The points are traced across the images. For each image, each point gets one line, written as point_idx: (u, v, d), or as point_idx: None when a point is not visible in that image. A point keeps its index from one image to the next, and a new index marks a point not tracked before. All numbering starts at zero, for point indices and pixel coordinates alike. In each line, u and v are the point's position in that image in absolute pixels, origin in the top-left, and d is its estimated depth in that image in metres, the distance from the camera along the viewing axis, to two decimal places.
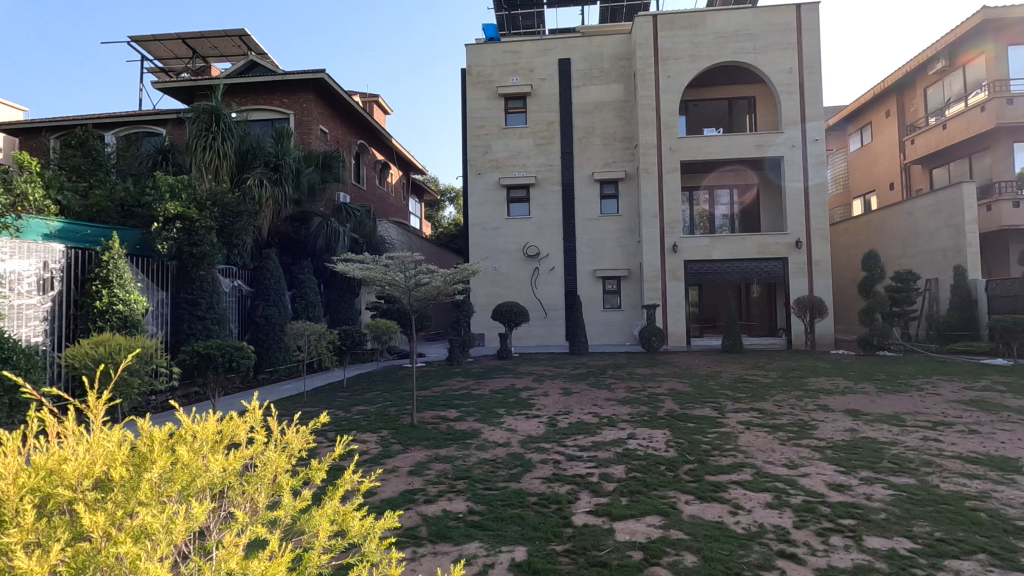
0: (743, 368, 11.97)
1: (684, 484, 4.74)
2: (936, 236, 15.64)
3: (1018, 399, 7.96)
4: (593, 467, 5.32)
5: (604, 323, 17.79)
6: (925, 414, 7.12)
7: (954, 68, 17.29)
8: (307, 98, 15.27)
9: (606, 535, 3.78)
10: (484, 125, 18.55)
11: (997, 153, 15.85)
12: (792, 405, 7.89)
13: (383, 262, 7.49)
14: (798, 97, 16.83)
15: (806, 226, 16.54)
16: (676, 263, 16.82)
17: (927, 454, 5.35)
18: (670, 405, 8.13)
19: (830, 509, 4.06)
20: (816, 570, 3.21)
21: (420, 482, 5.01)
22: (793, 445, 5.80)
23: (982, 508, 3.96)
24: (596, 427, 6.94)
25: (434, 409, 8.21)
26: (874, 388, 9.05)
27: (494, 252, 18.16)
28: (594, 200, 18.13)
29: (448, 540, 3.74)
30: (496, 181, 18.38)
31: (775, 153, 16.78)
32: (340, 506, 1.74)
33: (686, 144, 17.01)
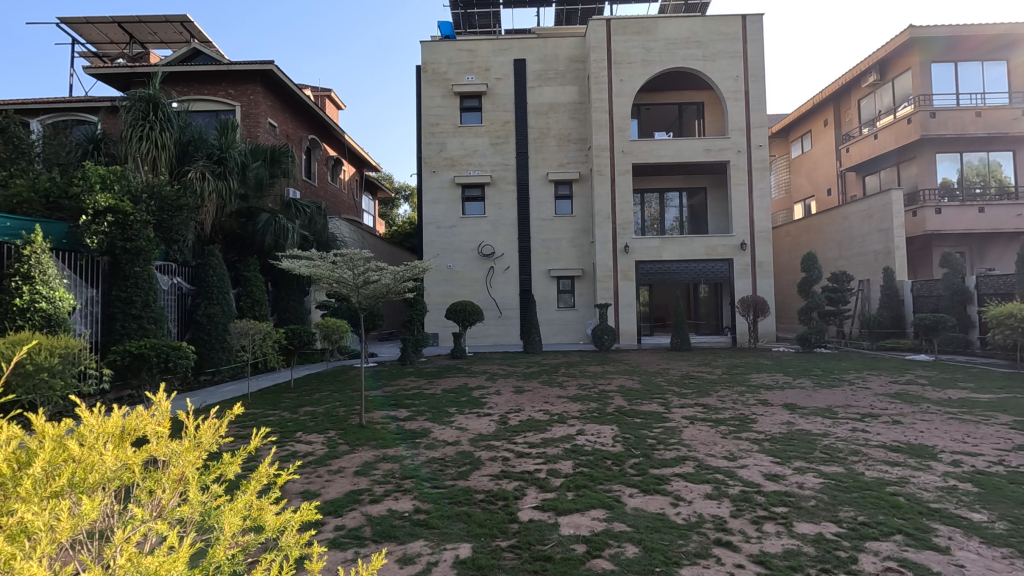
0: (690, 365, 12.36)
1: (628, 478, 4.84)
2: (868, 239, 16.56)
3: (938, 392, 8.55)
4: (541, 463, 5.36)
5: (558, 322, 17.98)
6: (855, 407, 7.54)
7: (885, 82, 18.37)
8: (254, 90, 14.75)
9: (551, 529, 3.82)
10: (439, 123, 18.40)
11: (922, 162, 16.89)
12: (734, 400, 8.20)
13: (331, 259, 7.29)
14: (743, 104, 17.48)
15: (750, 229, 17.23)
16: (627, 263, 17.20)
17: (855, 443, 5.66)
18: (619, 401, 8.31)
19: (765, 498, 4.23)
20: (748, 556, 3.34)
21: (367, 482, 4.92)
22: (733, 438, 6.02)
23: (901, 493, 4.23)
24: (546, 424, 7.01)
25: (384, 409, 8.08)
26: (811, 383, 9.53)
27: (449, 251, 18.07)
28: (549, 200, 18.29)
29: (392, 539, 3.68)
30: (451, 179, 18.27)
31: (722, 158, 17.39)
32: (256, 500, 1.68)
33: (637, 147, 17.41)
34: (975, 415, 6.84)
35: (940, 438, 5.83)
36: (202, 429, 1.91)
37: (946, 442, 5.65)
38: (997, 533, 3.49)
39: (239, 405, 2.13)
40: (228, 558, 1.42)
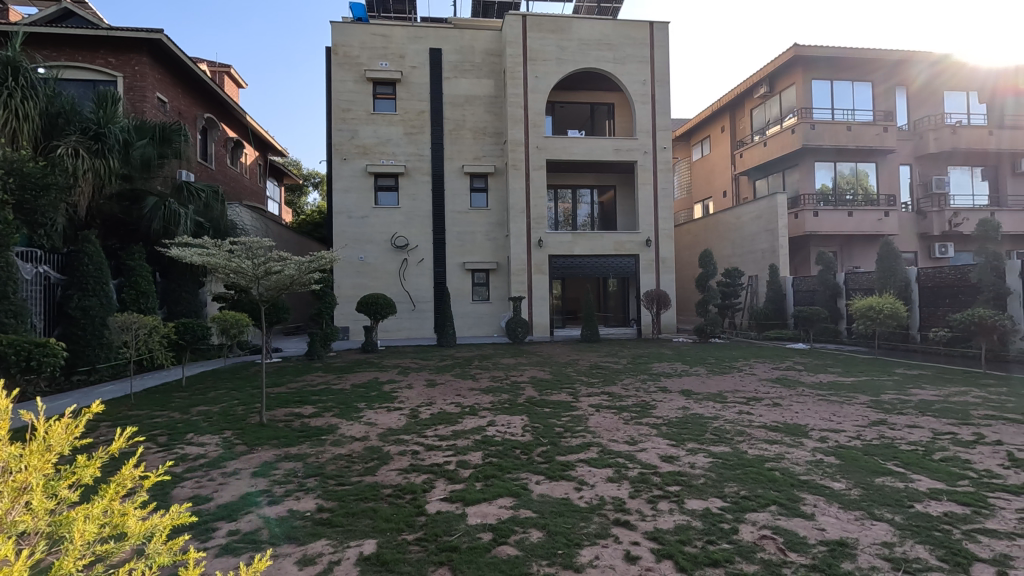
0: (598, 356, 12.89)
1: (536, 466, 4.97)
2: (757, 239, 18.06)
3: (811, 376, 9.56)
4: (451, 456, 5.36)
5: (472, 315, 18.01)
6: (742, 391, 8.24)
7: (774, 94, 20.05)
8: (139, 60, 13.39)
9: (458, 519, 3.84)
10: (351, 109, 17.69)
11: (804, 169, 18.60)
12: (637, 388, 8.67)
13: (227, 247, 6.78)
14: (650, 107, 18.37)
15: (654, 226, 18.19)
16: (541, 258, 17.57)
17: (740, 425, 6.18)
18: (530, 392, 8.51)
19: (660, 479, 4.51)
20: (643, 533, 3.55)
21: (265, 483, 4.66)
22: (635, 424, 6.36)
23: (776, 467, 4.68)
24: (458, 416, 7.02)
25: (288, 406, 7.69)
26: (705, 371, 10.28)
27: (360, 242, 17.50)
28: (464, 193, 18.22)
29: (291, 540, 3.54)
30: (363, 167, 17.66)
31: (630, 158, 18.18)
32: (117, 505, 1.54)
33: (551, 144, 17.79)
34: (839, 396, 7.73)
35: (811, 417, 6.51)
36: (51, 428, 1.69)
37: (816, 421, 6.32)
38: (852, 499, 3.96)
39: (99, 401, 1.90)
40: (81, 568, 1.30)
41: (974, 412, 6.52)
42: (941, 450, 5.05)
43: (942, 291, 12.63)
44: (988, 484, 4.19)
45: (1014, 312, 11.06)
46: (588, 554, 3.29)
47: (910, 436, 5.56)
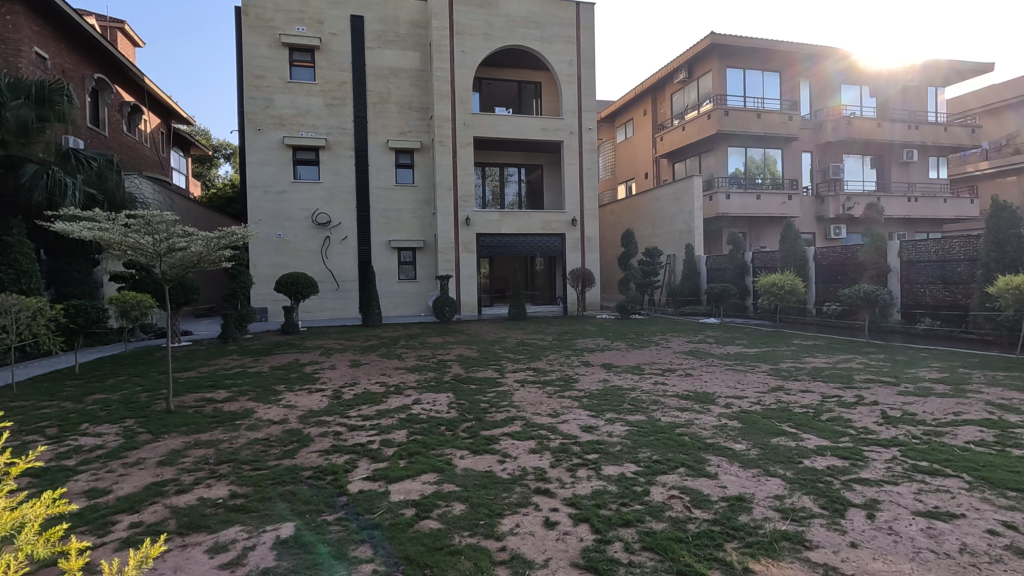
0: (525, 333, 13.15)
1: (460, 441, 5.02)
2: (675, 219, 18.92)
3: (719, 347, 10.28)
4: (374, 435, 5.29)
5: (399, 294, 17.71)
6: (657, 363, 8.72)
7: (692, 80, 20.90)
8: (12, 9, 11.76)
9: (381, 497, 3.82)
10: (265, 76, 16.56)
11: (718, 153, 19.59)
12: (561, 362, 8.95)
13: (123, 221, 6.21)
14: (576, 88, 18.58)
15: (580, 206, 18.57)
16: (469, 236, 17.49)
17: (655, 394, 6.56)
18: (456, 369, 8.57)
19: (580, 448, 4.70)
20: (563, 500, 3.70)
21: (172, 472, 4.40)
22: (558, 397, 6.57)
23: (686, 432, 5.01)
24: (383, 395, 6.94)
25: (199, 391, 7.27)
26: (626, 345, 10.76)
27: (278, 218, 16.61)
28: (389, 168, 17.69)
29: (202, 529, 3.38)
30: (279, 139, 16.68)
31: (556, 137, 18.36)
32: None
33: (478, 120, 17.62)
34: (743, 365, 8.40)
35: (719, 385, 7.01)
36: None
37: (723, 388, 6.84)
38: (751, 458, 4.31)
39: None
40: None
41: (856, 376, 7.31)
42: (827, 411, 5.62)
43: (834, 268, 13.86)
44: (865, 439, 4.71)
45: (892, 288, 12.38)
46: (509, 523, 3.38)
47: (803, 399, 6.13)
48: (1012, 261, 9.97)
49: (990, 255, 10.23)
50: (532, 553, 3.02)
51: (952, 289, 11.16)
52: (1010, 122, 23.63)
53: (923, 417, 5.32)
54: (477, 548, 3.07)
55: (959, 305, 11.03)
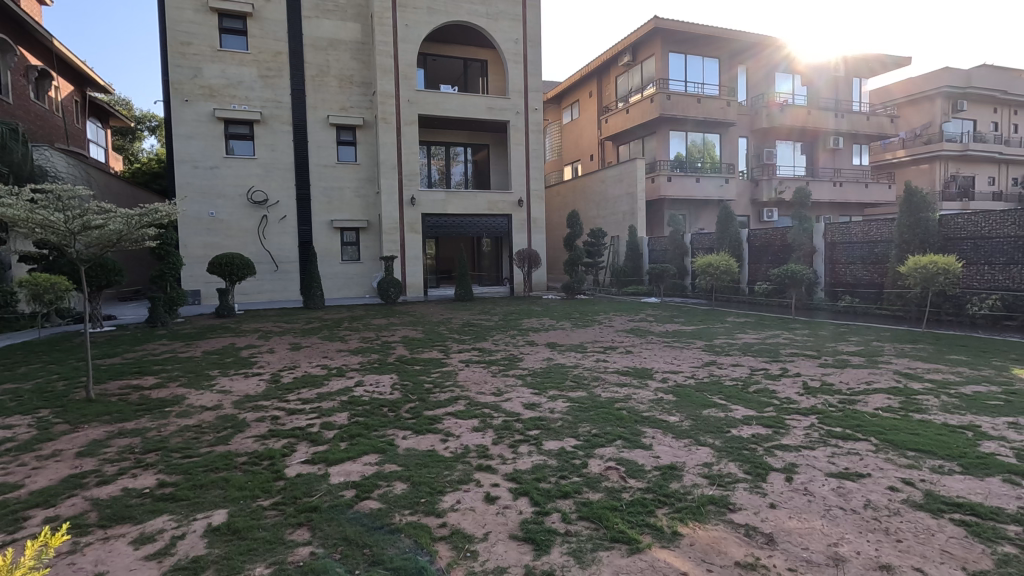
0: (470, 313, 13.16)
1: (403, 422, 5.00)
2: (619, 201, 19.29)
3: (658, 325, 10.67)
4: (314, 418, 5.18)
5: (342, 276, 17.26)
6: (600, 341, 8.96)
7: (636, 63, 21.21)
8: None
9: (320, 480, 3.76)
10: (192, 43, 15.48)
11: (660, 137, 20.04)
12: (506, 342, 9.03)
13: (29, 196, 5.71)
14: (522, 68, 18.46)
15: (526, 187, 18.60)
16: (414, 216, 17.20)
17: (596, 371, 6.75)
18: (401, 350, 8.49)
19: (522, 424, 4.78)
20: (503, 475, 3.76)
21: (93, 463, 4.15)
22: (502, 376, 6.65)
23: (624, 407, 5.19)
24: (323, 378, 6.80)
25: (123, 378, 6.86)
26: (570, 324, 10.98)
27: (210, 196, 15.74)
28: (330, 145, 17.06)
29: (126, 520, 3.22)
30: (209, 111, 15.71)
31: (502, 117, 18.23)
32: None
33: (423, 98, 17.23)
34: (680, 342, 8.74)
35: (657, 361, 7.29)
36: None
37: (660, 364, 7.12)
38: (683, 429, 4.52)
39: None
40: None
41: (782, 351, 7.78)
42: (754, 383, 5.98)
43: (766, 250, 14.57)
44: (787, 408, 5.03)
45: (817, 268, 13.16)
46: (450, 500, 3.41)
47: (733, 373, 6.48)
48: (923, 243, 10.79)
49: (903, 237, 11.05)
50: (472, 528, 3.06)
51: (871, 269, 11.98)
52: (925, 113, 25.11)
53: (839, 386, 5.75)
54: (418, 526, 3.08)
55: (875, 284, 11.89)
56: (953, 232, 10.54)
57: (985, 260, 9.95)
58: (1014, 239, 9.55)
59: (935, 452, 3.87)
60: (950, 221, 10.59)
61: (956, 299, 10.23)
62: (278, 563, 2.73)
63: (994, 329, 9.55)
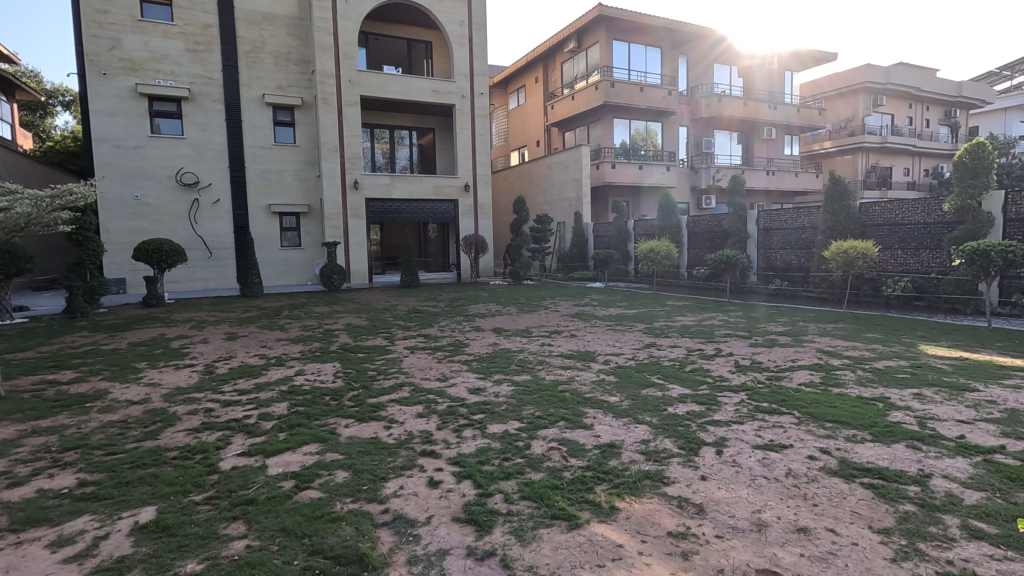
0: (416, 300, 13.02)
1: (346, 410, 4.91)
2: (564, 187, 19.51)
3: (602, 310, 10.93)
4: (252, 409, 5.01)
5: (282, 263, 16.63)
6: (545, 326, 9.08)
7: (581, 50, 21.35)
8: None
9: (257, 472, 3.65)
10: (109, 11, 14.31)
11: (605, 124, 20.31)
12: (453, 328, 9.02)
13: None
14: (467, 50, 18.22)
15: (473, 172, 18.47)
16: (357, 201, 16.76)
17: (541, 355, 6.86)
18: (344, 338, 8.31)
19: (467, 409, 4.80)
20: (447, 460, 3.77)
21: (3, 465, 3.85)
22: (447, 361, 6.65)
23: (567, 388, 5.32)
24: (261, 368, 6.58)
25: (37, 374, 6.37)
26: (516, 310, 11.06)
27: (134, 177, 14.74)
28: (266, 126, 16.30)
29: (42, 523, 3.02)
30: (131, 86, 14.64)
31: (448, 101, 17.97)
32: None
33: (365, 79, 16.72)
34: (622, 325, 8.98)
35: (600, 344, 7.49)
36: None
37: (602, 346, 7.31)
38: (623, 409, 4.67)
39: None
40: None
41: (716, 332, 8.15)
42: (689, 362, 6.26)
43: (703, 235, 15.17)
44: (720, 386, 5.30)
45: (750, 253, 13.78)
46: (392, 486, 3.40)
47: (671, 353, 6.76)
48: (844, 229, 11.52)
49: (827, 224, 11.75)
50: (415, 512, 3.07)
51: (800, 254, 12.68)
52: (849, 107, 26.58)
53: (767, 364, 6.10)
54: (359, 513, 3.05)
55: (803, 268, 12.62)
56: (871, 219, 11.29)
57: (898, 245, 10.77)
58: (924, 226, 10.36)
59: (850, 422, 4.18)
60: (869, 209, 11.34)
61: (873, 281, 11.01)
62: (211, 558, 2.64)
63: (906, 308, 10.35)
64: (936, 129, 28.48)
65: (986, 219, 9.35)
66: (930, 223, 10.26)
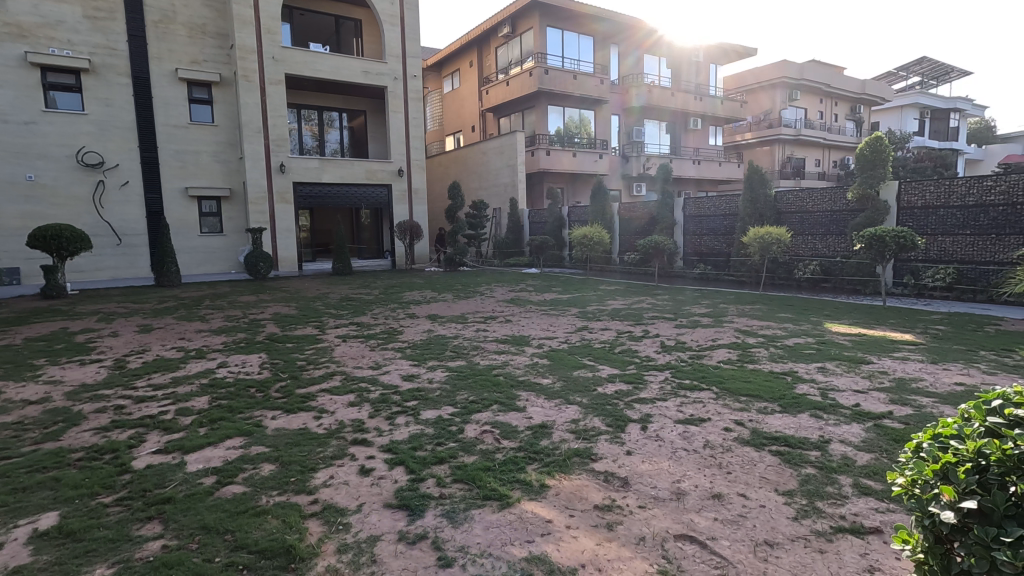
0: (349, 288, 12.69)
1: (273, 402, 4.74)
2: (500, 173, 19.52)
3: (537, 295, 11.08)
4: (169, 404, 4.73)
5: (201, 250, 15.66)
6: (480, 312, 9.10)
7: (515, 36, 21.29)
8: None
9: (175, 469, 3.47)
10: None
11: (539, 111, 20.40)
12: (386, 316, 8.86)
13: None
14: (399, 31, 17.72)
15: (406, 156, 18.10)
16: (284, 185, 16.02)
17: (476, 340, 6.88)
18: (271, 328, 7.98)
19: (400, 396, 4.76)
20: (379, 448, 3.73)
21: None
22: (380, 349, 6.54)
23: (501, 372, 5.40)
24: (180, 361, 6.20)
25: None
26: (452, 296, 11.00)
27: (27, 156, 13.36)
28: (180, 103, 15.19)
29: None
30: (20, 54, 13.18)
31: (379, 82, 17.44)
32: None
33: (290, 56, 15.90)
34: (556, 310, 9.16)
35: (534, 329, 7.60)
36: None
37: (536, 331, 7.43)
38: (555, 390, 4.80)
39: None
40: None
41: (645, 315, 8.47)
42: (619, 344, 6.50)
43: (633, 222, 15.69)
44: (647, 365, 5.54)
45: (677, 239, 14.39)
46: (322, 476, 3.33)
47: (602, 336, 6.98)
48: (761, 216, 12.26)
49: (746, 212, 12.47)
50: (345, 501, 3.03)
51: (722, 240, 13.39)
52: (768, 101, 28.10)
53: (690, 344, 6.43)
54: (286, 505, 2.97)
55: (725, 253, 13.33)
56: (785, 206, 12.08)
57: (808, 231, 11.62)
58: (830, 214, 11.23)
59: (762, 395, 4.50)
60: (783, 197, 12.10)
61: (786, 264, 11.80)
62: (123, 561, 2.49)
63: (814, 290, 11.19)
64: (843, 123, 30.69)
65: (883, 207, 10.25)
66: (836, 210, 11.11)
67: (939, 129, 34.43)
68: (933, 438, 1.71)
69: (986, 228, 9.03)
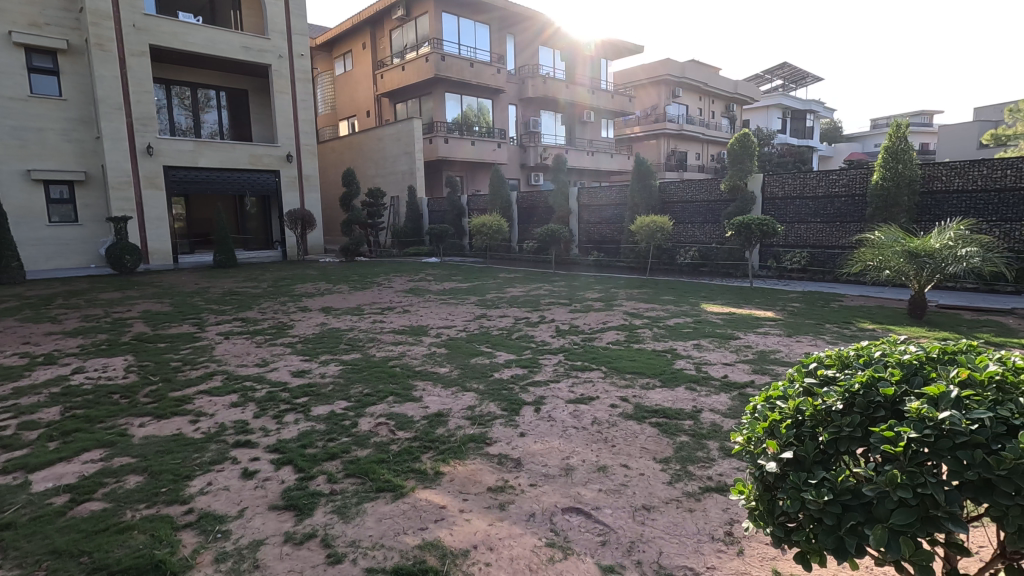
0: (233, 281, 11.79)
1: (141, 407, 4.31)
2: (397, 161, 19.02)
3: (437, 285, 10.99)
4: (9, 418, 4.13)
5: (51, 241, 13.74)
6: (377, 303, 8.84)
7: (409, 19, 20.76)
8: None
9: (17, 491, 3.04)
10: None
11: (436, 99, 20.09)
12: (275, 310, 8.35)
13: None
14: (283, 5, 16.55)
15: (295, 141, 17.06)
16: (152, 168, 14.47)
17: (372, 332, 6.70)
18: (139, 328, 7.21)
19: (289, 394, 4.53)
20: (265, 448, 3.54)
21: None
22: (268, 345, 6.17)
23: (397, 363, 5.31)
24: (23, 369, 5.42)
25: None
26: (347, 288, 10.59)
27: None
28: (16, 72, 13.14)
29: None
30: None
31: (262, 60, 16.23)
32: None
33: (155, 25, 14.31)
34: (455, 299, 9.15)
35: (432, 318, 7.54)
36: None
37: (435, 320, 7.38)
38: (452, 378, 4.82)
39: None
40: None
41: (541, 301, 8.72)
42: (516, 330, 6.65)
43: (531, 211, 16.01)
44: (542, 350, 5.71)
45: (572, 227, 14.87)
46: (198, 484, 3.10)
47: (500, 323, 7.09)
48: (648, 205, 13.04)
49: (634, 201, 13.22)
50: (225, 507, 2.84)
51: (614, 228, 14.06)
52: (654, 96, 29.81)
53: (583, 327, 6.72)
54: (155, 518, 2.73)
55: (616, 240, 14.02)
56: (669, 196, 12.92)
57: (688, 221, 12.56)
58: (707, 204, 12.20)
59: (645, 372, 4.84)
60: (668, 187, 12.88)
61: (670, 251, 12.66)
62: None
63: (694, 274, 12.08)
64: (719, 120, 33.36)
65: (750, 198, 11.29)
66: (712, 201, 12.10)
67: (798, 128, 38.52)
68: (765, 400, 1.95)
69: (832, 217, 10.28)
